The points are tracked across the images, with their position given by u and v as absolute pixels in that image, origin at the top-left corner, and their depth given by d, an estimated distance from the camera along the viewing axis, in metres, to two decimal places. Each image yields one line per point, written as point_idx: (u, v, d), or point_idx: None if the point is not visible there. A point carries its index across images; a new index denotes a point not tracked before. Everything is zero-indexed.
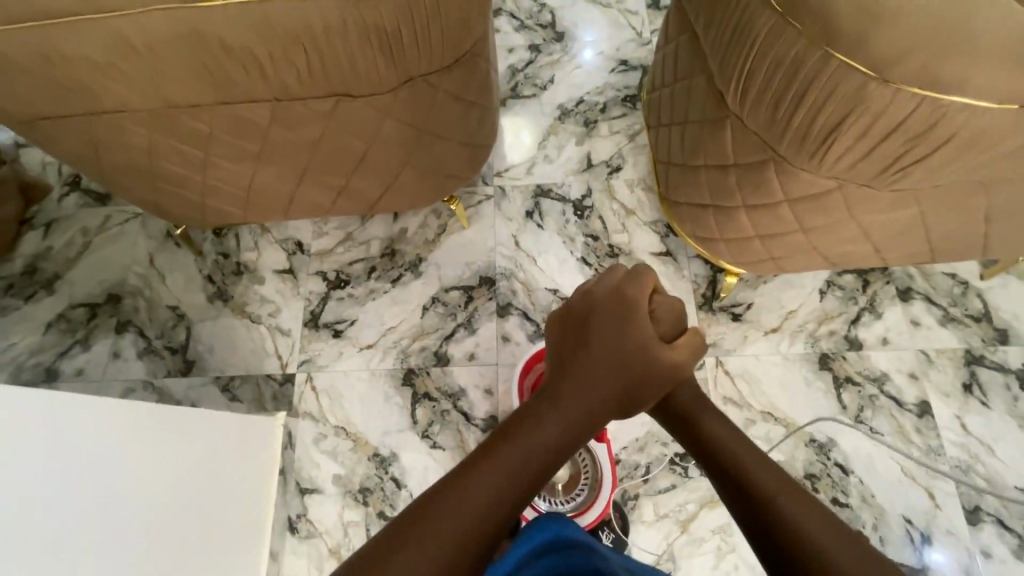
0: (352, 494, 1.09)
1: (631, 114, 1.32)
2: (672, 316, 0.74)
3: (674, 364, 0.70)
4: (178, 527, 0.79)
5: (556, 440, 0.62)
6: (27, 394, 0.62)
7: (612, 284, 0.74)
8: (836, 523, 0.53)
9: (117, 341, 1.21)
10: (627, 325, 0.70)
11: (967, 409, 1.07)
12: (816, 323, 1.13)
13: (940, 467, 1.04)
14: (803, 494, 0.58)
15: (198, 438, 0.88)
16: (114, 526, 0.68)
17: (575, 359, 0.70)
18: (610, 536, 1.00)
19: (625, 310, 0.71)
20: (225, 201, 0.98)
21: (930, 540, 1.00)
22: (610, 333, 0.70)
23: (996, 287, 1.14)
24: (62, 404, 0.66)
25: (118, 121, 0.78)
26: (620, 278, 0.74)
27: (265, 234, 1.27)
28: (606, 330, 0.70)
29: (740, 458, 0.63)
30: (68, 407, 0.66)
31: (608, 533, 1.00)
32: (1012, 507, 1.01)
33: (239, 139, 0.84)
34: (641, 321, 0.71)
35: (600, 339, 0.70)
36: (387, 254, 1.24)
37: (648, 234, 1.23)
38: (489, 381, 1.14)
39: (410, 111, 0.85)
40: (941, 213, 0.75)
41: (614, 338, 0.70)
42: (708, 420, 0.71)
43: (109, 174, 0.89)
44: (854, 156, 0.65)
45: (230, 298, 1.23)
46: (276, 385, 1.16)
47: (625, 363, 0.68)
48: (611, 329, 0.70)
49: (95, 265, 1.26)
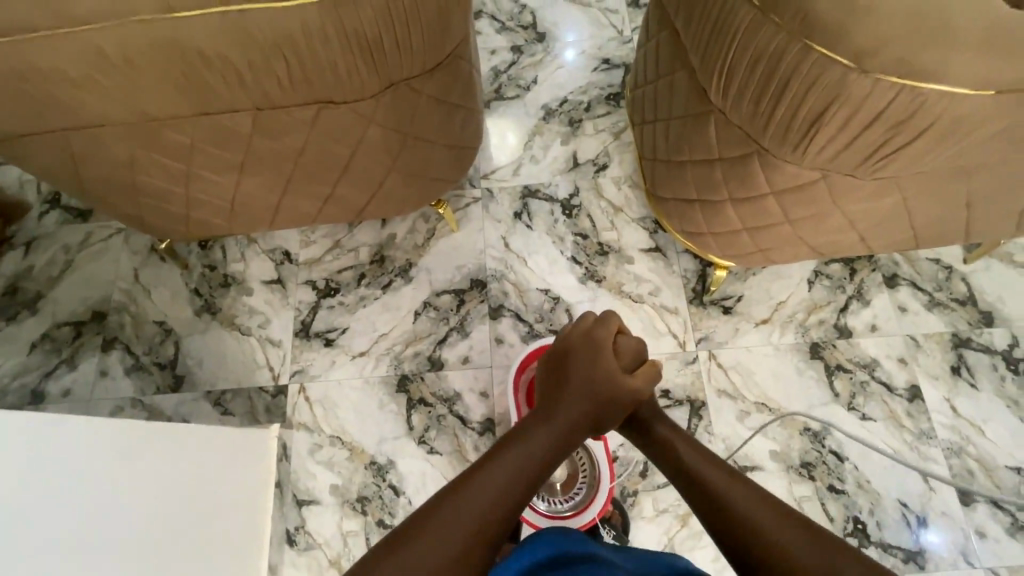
0: (350, 503, 1.08)
1: (615, 112, 1.33)
2: (637, 349, 0.78)
3: (639, 390, 0.73)
4: (177, 542, 0.79)
5: (537, 458, 0.63)
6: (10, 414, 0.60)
7: (584, 328, 0.79)
8: (787, 510, 0.57)
9: (104, 359, 1.19)
10: (598, 354, 0.74)
11: (957, 392, 1.08)
12: (806, 313, 1.15)
13: (932, 449, 1.05)
14: (762, 497, 0.60)
15: (195, 452, 0.87)
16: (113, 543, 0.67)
17: (552, 390, 0.72)
18: (611, 534, 0.98)
19: (596, 344, 0.75)
20: (210, 212, 0.97)
21: (925, 523, 1.02)
22: (583, 364, 0.73)
23: (979, 271, 1.16)
24: (57, 421, 0.65)
25: (97, 136, 0.76)
26: (590, 324, 0.79)
27: (251, 244, 1.26)
28: (579, 361, 0.74)
29: (698, 466, 0.67)
30: (63, 424, 0.66)
31: (608, 531, 0.98)
32: (1004, 486, 1.03)
33: (221, 151, 0.83)
34: (609, 353, 0.75)
35: (574, 367, 0.73)
36: (376, 260, 1.23)
37: (636, 230, 1.23)
38: (484, 383, 1.14)
39: (394, 116, 0.84)
40: (924, 199, 0.76)
41: (586, 368, 0.73)
42: (669, 430, 0.75)
43: (90, 190, 0.87)
44: (836, 147, 0.65)
45: (219, 310, 1.22)
46: (268, 397, 1.15)
47: (598, 387, 0.71)
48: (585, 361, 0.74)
49: (79, 283, 1.24)
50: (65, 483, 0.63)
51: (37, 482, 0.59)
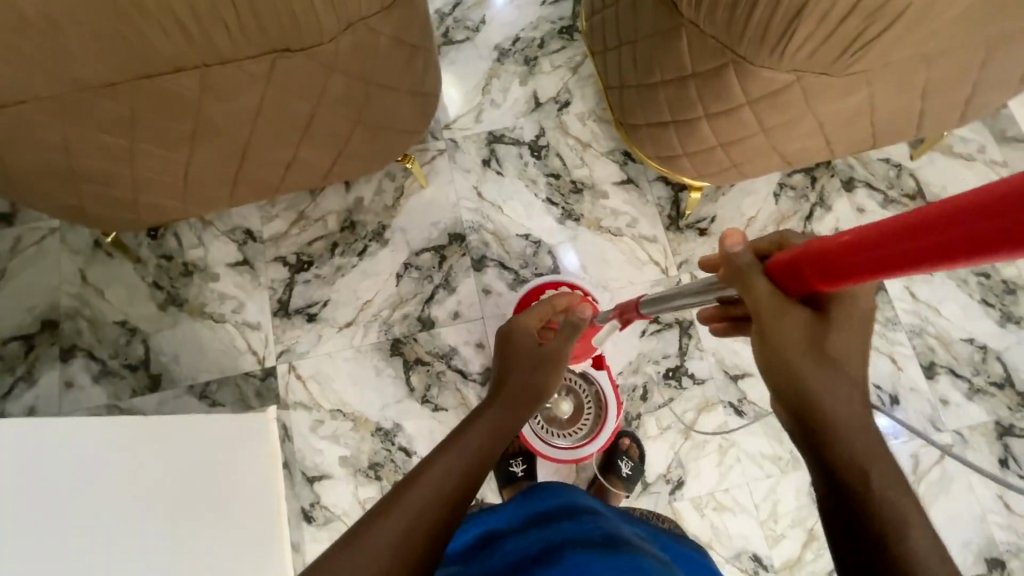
0: (363, 471, 1.07)
1: (570, 46, 1.29)
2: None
3: None
4: (191, 549, 0.73)
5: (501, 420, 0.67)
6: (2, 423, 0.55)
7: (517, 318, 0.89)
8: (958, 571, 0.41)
9: (66, 370, 1.10)
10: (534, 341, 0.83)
11: (914, 279, 1.17)
12: (776, 225, 1.20)
13: (898, 333, 1.15)
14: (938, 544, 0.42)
15: (189, 450, 0.81)
16: (124, 564, 0.61)
17: (497, 377, 0.78)
18: (628, 464, 1.05)
19: (522, 337, 0.84)
20: (160, 193, 0.89)
21: (897, 399, 1.12)
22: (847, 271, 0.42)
23: (924, 165, 1.23)
24: (39, 435, 0.59)
25: (18, 116, 0.67)
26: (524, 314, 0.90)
27: (207, 226, 1.17)
28: (509, 361, 0.80)
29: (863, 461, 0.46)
30: (49, 438, 0.60)
31: (625, 462, 1.05)
32: (960, 356, 1.14)
33: (167, 121, 0.75)
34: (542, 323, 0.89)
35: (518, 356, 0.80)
36: (347, 227, 1.18)
37: (607, 164, 1.23)
38: (478, 334, 1.13)
39: (356, 61, 0.78)
40: (887, 93, 0.79)
41: (774, 282, 0.49)
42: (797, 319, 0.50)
43: (20, 182, 0.78)
44: (812, 44, 0.66)
45: (185, 301, 1.14)
46: (257, 381, 1.11)
47: (530, 369, 0.78)
48: (519, 352, 0.81)
49: (18, 293, 1.13)
50: (47, 509, 0.56)
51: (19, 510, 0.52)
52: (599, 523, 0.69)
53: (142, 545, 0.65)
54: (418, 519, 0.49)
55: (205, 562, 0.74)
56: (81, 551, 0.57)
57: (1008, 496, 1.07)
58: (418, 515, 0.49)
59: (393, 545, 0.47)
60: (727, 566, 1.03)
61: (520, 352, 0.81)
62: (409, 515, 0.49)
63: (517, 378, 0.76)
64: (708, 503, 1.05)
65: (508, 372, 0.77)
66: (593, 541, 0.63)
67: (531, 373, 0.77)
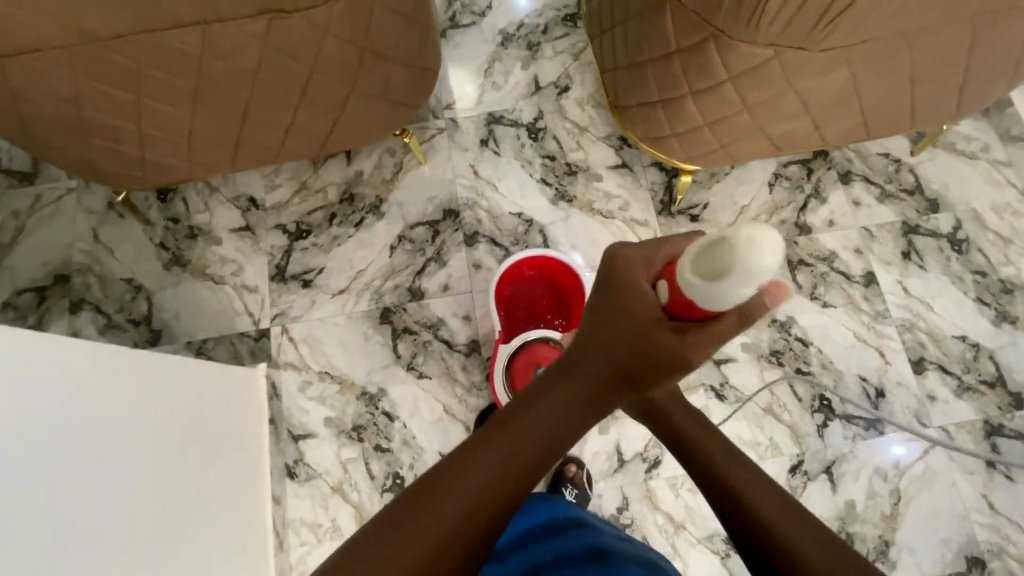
0: (346, 433, 1.10)
1: (573, 33, 1.31)
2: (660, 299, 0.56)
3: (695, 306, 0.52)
4: (166, 484, 0.76)
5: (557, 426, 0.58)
6: (8, 330, 0.60)
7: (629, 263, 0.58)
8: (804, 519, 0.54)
9: (74, 321, 1.16)
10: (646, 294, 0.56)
11: (907, 274, 1.16)
12: (768, 214, 1.20)
13: (887, 327, 1.14)
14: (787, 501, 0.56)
15: (179, 392, 0.85)
16: (98, 486, 0.65)
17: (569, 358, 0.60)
18: (573, 492, 1.02)
19: (615, 345, 0.58)
20: (166, 152, 0.93)
21: (883, 393, 1.11)
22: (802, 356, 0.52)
23: (925, 161, 1.21)
24: (44, 348, 0.64)
25: (33, 64, 0.73)
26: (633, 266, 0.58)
27: (213, 193, 1.22)
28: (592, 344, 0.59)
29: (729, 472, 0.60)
30: (53, 353, 0.66)
31: (571, 489, 1.02)
32: (950, 353, 1.12)
33: (171, 76, 0.79)
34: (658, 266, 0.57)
35: (601, 332, 0.58)
36: (345, 199, 1.22)
37: (603, 148, 1.25)
38: (466, 307, 1.16)
39: (351, 27, 0.82)
40: (872, 75, 0.80)
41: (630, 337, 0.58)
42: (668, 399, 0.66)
43: (35, 132, 0.84)
44: (788, 15, 0.71)
45: (188, 263, 1.19)
46: (251, 341, 1.15)
47: (617, 360, 0.58)
48: (610, 327, 0.58)
49: (34, 248, 1.19)
50: (35, 418, 0.60)
51: (11, 413, 0.57)
52: (586, 538, 0.67)
53: (117, 469, 0.69)
54: (454, 524, 0.52)
55: (181, 506, 0.78)
56: (61, 462, 0.61)
57: (992, 495, 1.06)
58: (450, 519, 0.52)
59: (423, 545, 0.50)
60: (699, 548, 1.04)
61: (609, 329, 0.58)
62: (446, 517, 0.52)
63: (554, 403, 0.58)
64: (683, 484, 1.06)
65: (587, 351, 0.59)
66: (580, 561, 0.61)
67: (611, 357, 0.58)
